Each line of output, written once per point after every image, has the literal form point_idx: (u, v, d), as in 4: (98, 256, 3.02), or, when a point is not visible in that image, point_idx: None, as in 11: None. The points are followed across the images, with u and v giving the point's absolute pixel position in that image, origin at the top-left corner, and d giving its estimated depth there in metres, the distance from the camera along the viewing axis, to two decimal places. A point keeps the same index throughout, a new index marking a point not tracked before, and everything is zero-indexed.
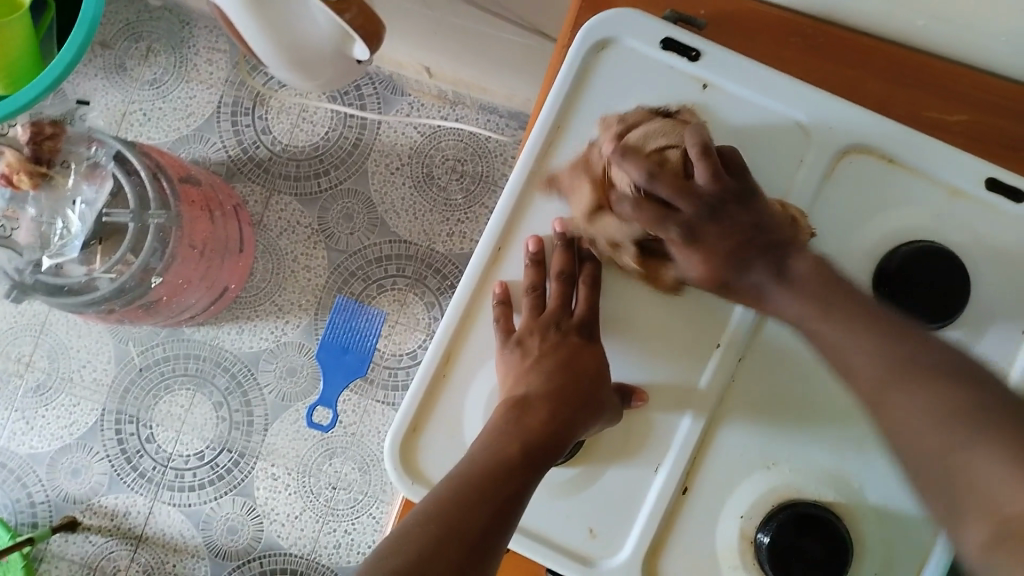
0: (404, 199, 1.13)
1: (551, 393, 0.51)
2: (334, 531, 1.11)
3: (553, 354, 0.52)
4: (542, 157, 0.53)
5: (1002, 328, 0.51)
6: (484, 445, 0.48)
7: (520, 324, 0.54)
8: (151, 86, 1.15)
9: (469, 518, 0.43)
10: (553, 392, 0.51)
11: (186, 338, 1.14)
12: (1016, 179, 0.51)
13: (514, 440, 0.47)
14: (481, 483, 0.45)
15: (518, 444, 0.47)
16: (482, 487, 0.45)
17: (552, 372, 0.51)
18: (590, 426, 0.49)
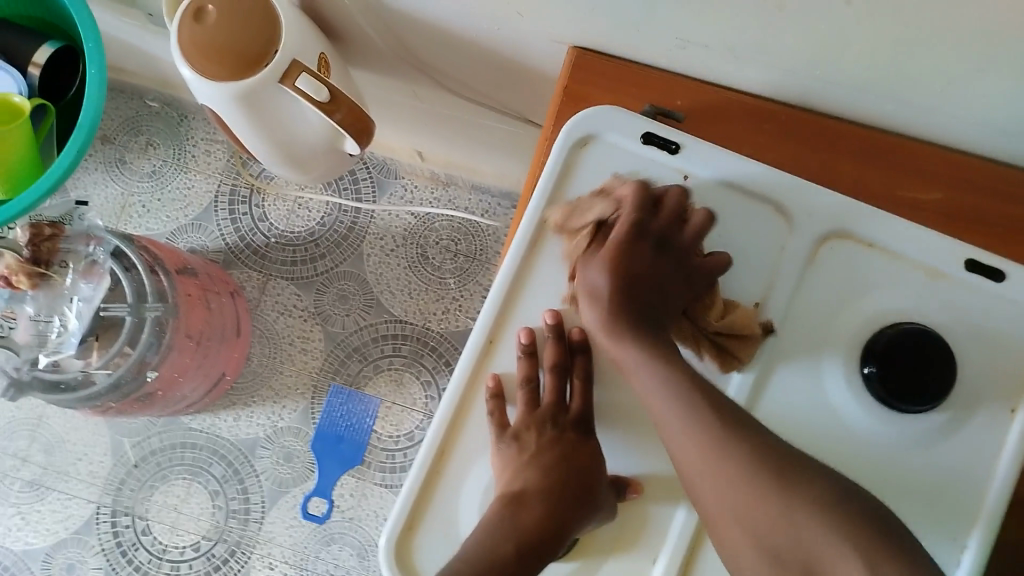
0: (399, 279, 1.15)
1: (546, 488, 0.50)
2: None
3: (551, 448, 0.51)
4: (530, 250, 0.54)
5: (992, 406, 0.51)
6: (474, 544, 0.47)
7: (514, 417, 0.54)
8: (149, 178, 1.17)
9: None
10: (548, 488, 0.50)
11: (182, 427, 1.14)
12: (994, 258, 0.52)
13: (507, 540, 0.47)
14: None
15: (511, 541, 0.47)
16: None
17: (548, 468, 0.51)
18: (585, 521, 0.49)
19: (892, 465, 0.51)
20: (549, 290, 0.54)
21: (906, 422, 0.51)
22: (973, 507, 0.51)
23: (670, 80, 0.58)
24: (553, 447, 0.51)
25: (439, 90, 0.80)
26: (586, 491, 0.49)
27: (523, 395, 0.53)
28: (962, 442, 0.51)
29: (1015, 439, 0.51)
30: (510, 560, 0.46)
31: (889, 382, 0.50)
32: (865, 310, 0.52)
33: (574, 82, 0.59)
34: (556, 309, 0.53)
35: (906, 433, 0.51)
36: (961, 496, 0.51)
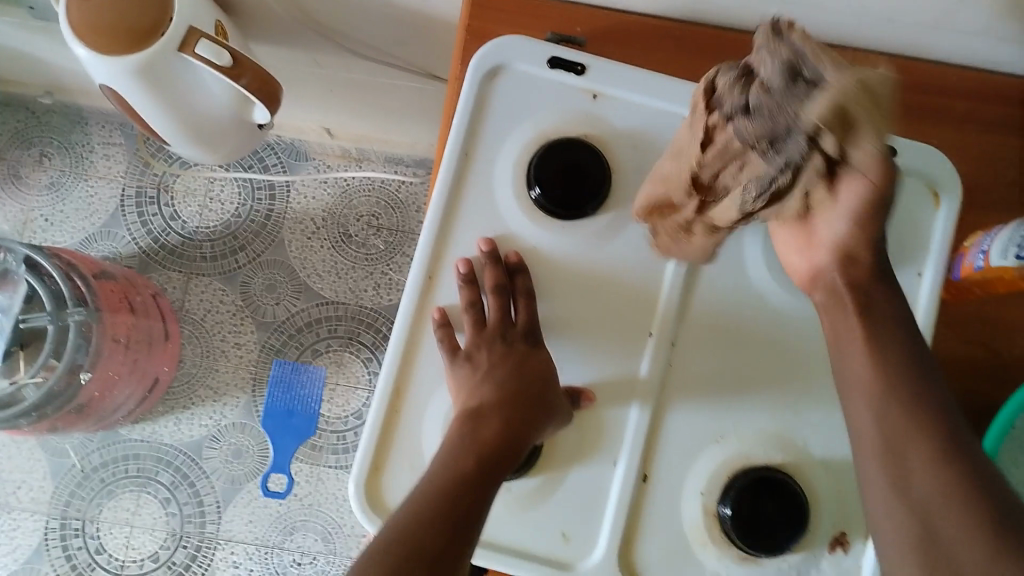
0: (325, 261, 1.14)
1: (503, 402, 0.52)
2: None
3: (502, 364, 0.53)
4: (456, 185, 0.55)
5: (902, 272, 0.55)
6: (439, 464, 0.49)
7: (464, 342, 0.55)
8: (49, 190, 1.13)
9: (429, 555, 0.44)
10: (504, 400, 0.52)
11: (122, 439, 1.11)
12: (886, 137, 0.55)
13: (468, 458, 0.48)
14: (437, 509, 0.46)
15: (471, 459, 0.48)
16: (439, 518, 0.46)
17: (503, 381, 0.53)
18: (544, 430, 0.51)
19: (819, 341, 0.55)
20: (480, 221, 0.56)
21: None
22: None
23: (568, 8, 0.60)
24: (504, 362, 0.53)
25: (340, 53, 0.79)
26: (540, 403, 0.51)
27: (468, 319, 0.55)
28: None
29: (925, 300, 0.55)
30: (477, 475, 0.48)
31: None
32: None
33: (475, 19, 0.60)
34: (489, 237, 0.55)
35: None
36: None
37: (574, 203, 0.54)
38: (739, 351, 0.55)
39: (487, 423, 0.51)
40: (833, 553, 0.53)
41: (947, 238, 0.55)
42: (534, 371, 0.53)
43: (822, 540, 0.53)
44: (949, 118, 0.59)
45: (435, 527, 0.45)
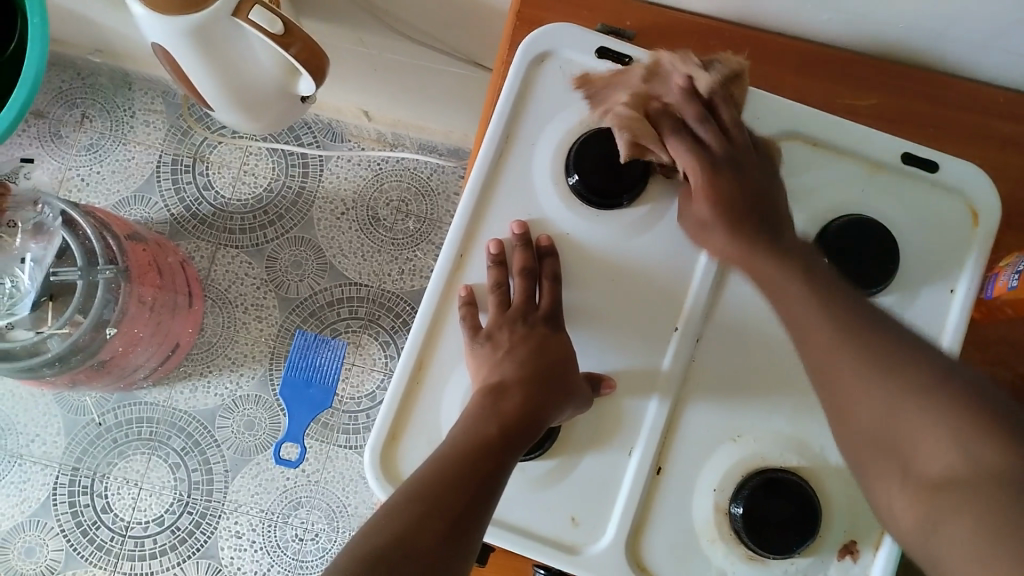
0: (351, 242, 1.15)
1: (525, 377, 0.53)
2: None
3: (523, 344, 0.53)
4: (495, 166, 0.56)
5: (933, 287, 0.55)
6: (463, 427, 0.51)
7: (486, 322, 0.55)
8: (87, 151, 1.15)
9: (447, 516, 0.46)
10: (528, 376, 0.53)
11: (138, 401, 1.12)
12: (927, 151, 0.55)
13: (490, 426, 0.50)
14: (457, 472, 0.48)
15: (496, 424, 0.50)
16: (458, 483, 0.47)
17: (524, 360, 0.53)
18: (563, 410, 0.51)
19: None
20: (516, 203, 0.56)
21: None
22: None
23: (619, 3, 0.61)
24: (527, 342, 0.53)
25: (385, 33, 0.80)
26: (560, 381, 0.52)
27: (493, 299, 0.55)
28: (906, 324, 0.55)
29: (955, 316, 0.55)
30: (495, 446, 0.49)
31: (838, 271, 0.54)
32: (810, 208, 0.56)
33: (527, 6, 0.60)
34: (522, 220, 0.56)
35: None
36: None
37: (612, 195, 0.54)
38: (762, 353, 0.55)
39: (508, 398, 0.52)
40: (840, 559, 0.53)
41: (981, 257, 0.55)
42: (556, 351, 0.54)
43: (831, 546, 0.53)
44: (988, 138, 0.60)
45: (454, 491, 0.47)
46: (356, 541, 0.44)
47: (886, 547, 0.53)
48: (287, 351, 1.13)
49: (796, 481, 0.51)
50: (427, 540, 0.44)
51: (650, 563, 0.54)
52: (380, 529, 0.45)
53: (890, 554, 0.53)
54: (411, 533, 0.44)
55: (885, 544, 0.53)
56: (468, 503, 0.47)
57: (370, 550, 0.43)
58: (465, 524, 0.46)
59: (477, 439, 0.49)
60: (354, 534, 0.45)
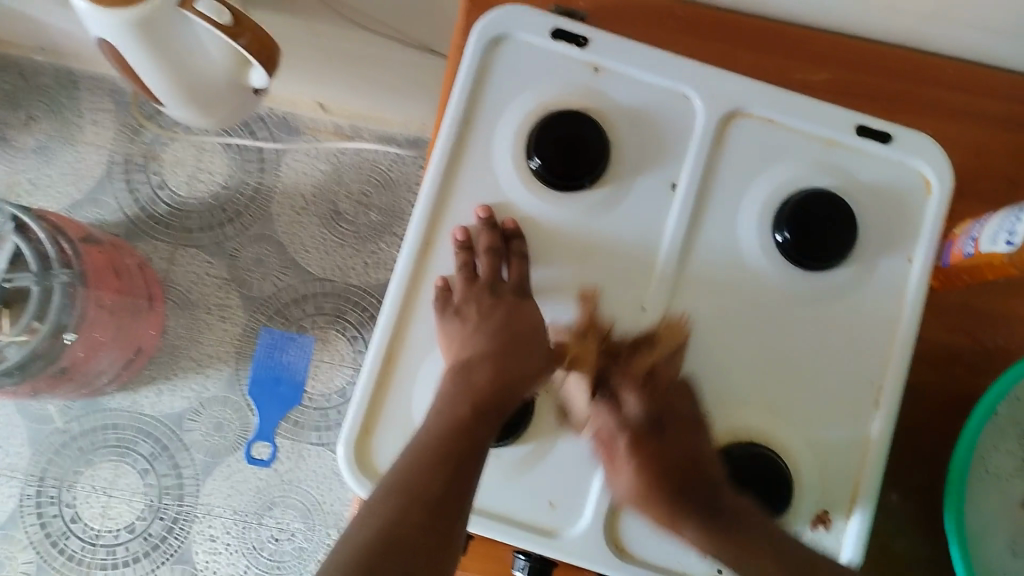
0: (313, 237, 1.13)
1: (496, 349, 0.54)
2: None
3: (494, 316, 0.54)
4: (455, 152, 0.55)
5: (893, 257, 0.56)
6: (433, 412, 0.50)
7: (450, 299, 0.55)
8: (36, 155, 1.12)
9: (431, 511, 0.46)
10: (500, 350, 0.54)
11: (102, 408, 1.10)
12: (881, 123, 0.56)
13: (465, 411, 0.50)
14: (436, 465, 0.47)
15: (469, 404, 0.50)
16: (437, 474, 0.47)
17: (496, 331, 0.54)
18: (537, 381, 0.53)
19: (806, 322, 0.55)
20: (478, 189, 0.56)
21: (816, 280, 0.55)
22: (883, 349, 0.56)
23: None
24: (494, 312, 0.54)
25: (339, 23, 0.79)
26: (527, 357, 0.53)
27: (458, 277, 0.55)
28: (867, 295, 0.56)
29: (915, 285, 0.56)
30: (469, 433, 0.49)
31: (800, 245, 0.54)
32: (771, 183, 0.56)
33: None
34: (487, 205, 0.55)
35: (816, 290, 0.55)
36: (875, 343, 0.56)
37: (574, 177, 0.54)
38: (728, 328, 0.55)
39: (478, 372, 0.52)
40: (814, 529, 0.54)
41: (938, 226, 0.56)
42: (525, 324, 0.54)
43: (804, 516, 0.54)
44: (941, 109, 0.60)
45: (434, 484, 0.47)
46: (341, 548, 0.45)
47: (859, 516, 0.54)
48: (254, 349, 1.12)
49: (765, 454, 0.53)
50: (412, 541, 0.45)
51: (628, 543, 0.55)
52: (363, 530, 0.46)
53: (864, 522, 0.54)
54: (395, 530, 0.45)
55: (858, 512, 0.54)
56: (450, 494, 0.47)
57: (356, 558, 0.44)
58: (448, 518, 0.46)
59: (449, 428, 0.49)
60: (340, 537, 0.46)
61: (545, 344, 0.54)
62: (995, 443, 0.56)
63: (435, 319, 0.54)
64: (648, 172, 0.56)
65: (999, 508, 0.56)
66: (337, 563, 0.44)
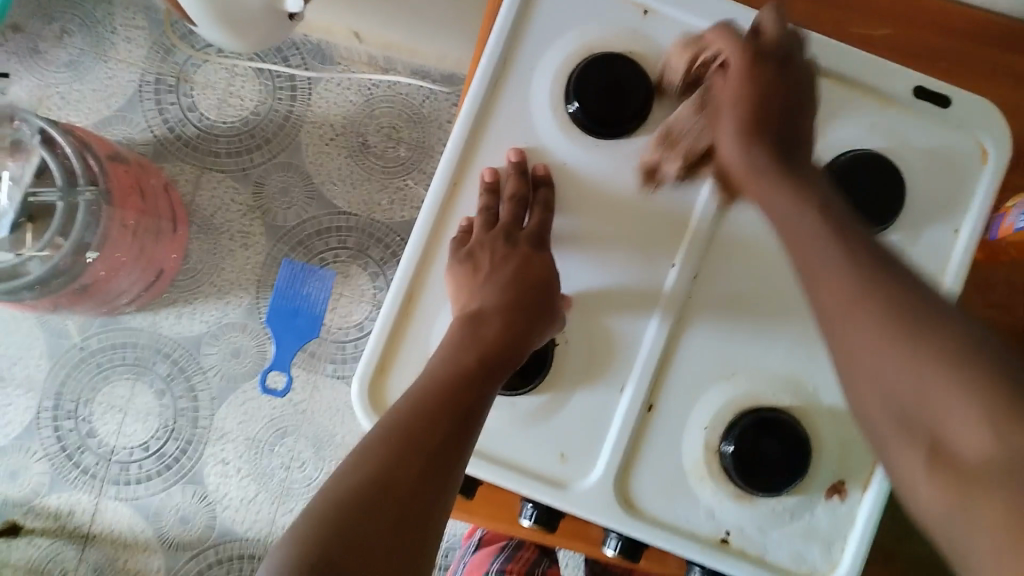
0: (340, 169, 1.12)
1: (504, 305, 0.51)
2: (291, 511, 1.11)
3: (505, 265, 0.52)
4: (492, 89, 0.53)
5: (938, 228, 0.54)
6: (443, 358, 0.50)
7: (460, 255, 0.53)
8: (66, 68, 1.10)
9: (427, 454, 0.45)
10: (508, 305, 0.51)
11: (122, 327, 1.11)
12: (941, 86, 0.53)
13: (470, 355, 0.49)
14: (436, 409, 0.47)
15: (475, 354, 0.49)
16: (436, 418, 0.46)
17: (506, 284, 0.52)
18: (547, 330, 0.51)
19: None
20: (512, 129, 0.54)
21: None
22: None
23: None
24: (506, 265, 0.52)
25: None
26: (538, 316, 0.51)
27: (478, 220, 0.53)
28: (906, 265, 0.54)
29: (959, 258, 0.53)
30: (474, 378, 0.48)
31: (842, 209, 0.52)
32: (817, 142, 0.53)
33: None
34: (519, 147, 0.54)
35: None
36: None
37: (613, 123, 0.52)
38: (758, 288, 0.54)
39: (488, 325, 0.50)
40: (828, 499, 0.53)
41: (988, 199, 0.53)
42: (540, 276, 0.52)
43: (819, 486, 0.53)
44: (1004, 77, 0.57)
45: (432, 427, 0.46)
46: (332, 482, 0.44)
47: (875, 489, 0.53)
48: (275, 279, 1.11)
49: (785, 420, 0.51)
50: (405, 480, 0.44)
51: (639, 499, 0.53)
52: (359, 465, 0.44)
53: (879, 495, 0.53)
54: (391, 468, 0.44)
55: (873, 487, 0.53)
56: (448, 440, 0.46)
57: (343, 490, 0.43)
58: (444, 463, 0.45)
59: (448, 375, 0.48)
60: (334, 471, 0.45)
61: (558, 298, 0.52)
62: None
63: (449, 260, 0.53)
64: None
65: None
66: (325, 502, 0.43)
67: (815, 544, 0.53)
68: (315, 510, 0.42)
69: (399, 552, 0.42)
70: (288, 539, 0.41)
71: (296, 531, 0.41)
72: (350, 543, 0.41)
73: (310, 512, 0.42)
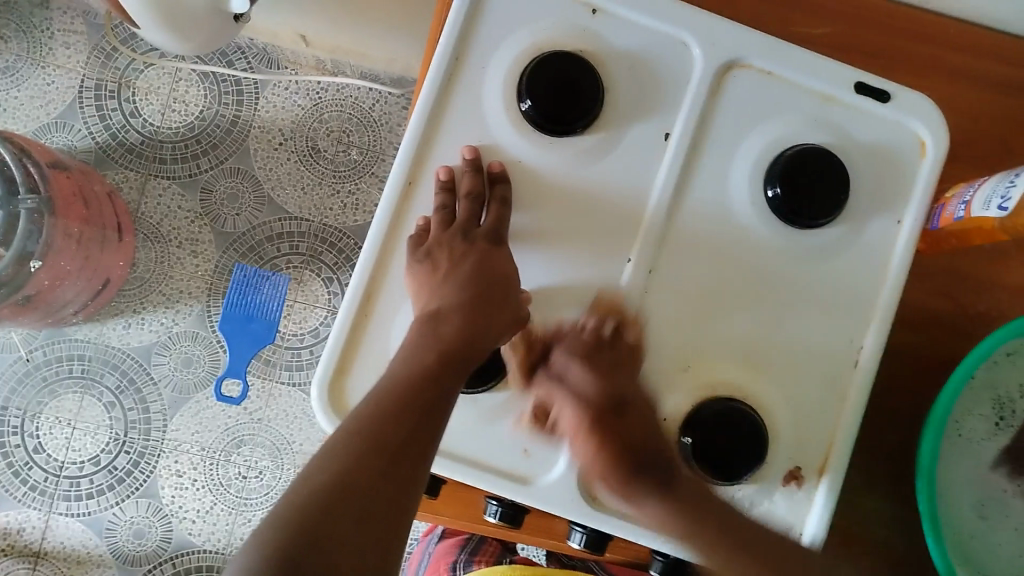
0: (290, 174, 1.11)
1: (463, 303, 0.52)
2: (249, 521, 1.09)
3: (465, 260, 0.53)
4: (445, 89, 0.54)
5: (881, 219, 0.56)
6: (402, 357, 0.50)
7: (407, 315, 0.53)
8: (3, 74, 1.08)
9: (389, 458, 0.45)
10: (466, 302, 0.52)
11: (68, 338, 1.08)
12: (879, 81, 0.55)
13: (431, 357, 0.49)
14: (398, 412, 0.47)
15: (434, 353, 0.49)
16: (398, 421, 0.46)
17: (467, 280, 0.53)
18: (507, 327, 0.51)
19: (791, 280, 0.55)
20: (465, 128, 0.54)
21: (803, 238, 0.55)
22: (866, 311, 0.56)
23: None
24: (465, 262, 0.53)
25: None
26: (498, 314, 0.51)
27: (435, 218, 0.53)
28: (852, 255, 0.56)
29: (901, 246, 0.55)
30: (436, 379, 0.48)
31: (790, 203, 0.54)
32: (763, 139, 0.55)
33: None
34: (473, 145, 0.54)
35: (802, 248, 0.55)
36: (858, 303, 0.56)
37: (566, 122, 0.53)
38: (713, 280, 0.55)
39: (447, 323, 0.51)
40: (785, 485, 0.55)
41: (928, 190, 0.55)
42: (499, 272, 0.52)
43: (775, 472, 0.55)
44: (940, 72, 0.60)
45: (394, 431, 0.46)
46: (294, 488, 0.44)
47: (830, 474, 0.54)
48: (227, 285, 1.10)
49: (743, 411, 0.52)
50: (368, 485, 0.44)
51: (602, 492, 0.54)
52: (318, 471, 0.44)
53: (834, 480, 0.54)
54: (351, 472, 0.44)
55: (828, 473, 0.55)
56: (411, 442, 0.46)
57: (306, 497, 0.42)
58: (407, 467, 0.45)
59: (410, 376, 0.48)
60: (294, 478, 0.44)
61: (518, 293, 0.52)
62: (969, 407, 0.57)
63: (407, 262, 0.53)
64: (643, 120, 0.55)
65: (968, 470, 0.57)
66: (286, 508, 0.42)
67: (772, 530, 0.55)
68: (279, 517, 0.42)
69: (364, 557, 0.42)
70: (251, 548, 0.41)
71: (260, 539, 0.41)
72: (316, 549, 0.41)
73: (273, 518, 0.42)
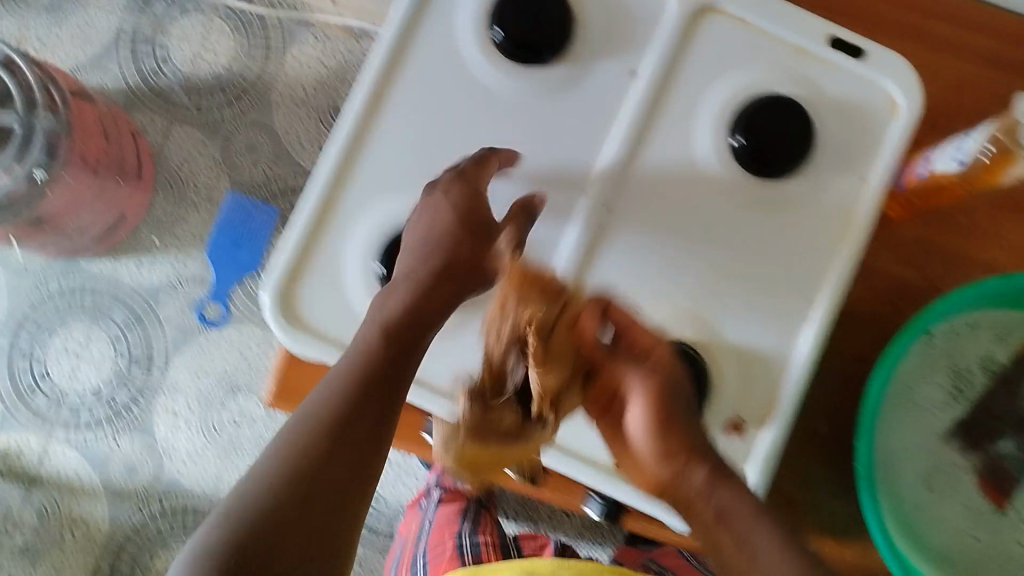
0: (309, 132, 1.13)
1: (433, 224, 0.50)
2: (237, 468, 1.11)
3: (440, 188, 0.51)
4: (417, 11, 0.55)
5: (845, 176, 0.55)
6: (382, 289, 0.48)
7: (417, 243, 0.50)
8: (48, 14, 1.13)
9: (356, 429, 0.42)
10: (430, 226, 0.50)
11: (82, 271, 1.12)
12: (854, 36, 0.55)
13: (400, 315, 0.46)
14: (364, 374, 0.44)
15: (405, 277, 0.48)
16: (364, 385, 0.44)
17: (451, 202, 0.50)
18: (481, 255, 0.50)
19: (751, 230, 0.55)
20: (434, 52, 0.55)
21: (765, 187, 0.55)
22: (822, 267, 0.55)
23: None
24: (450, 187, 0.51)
25: None
26: (479, 271, 0.50)
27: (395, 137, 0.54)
28: (813, 209, 0.55)
29: (865, 205, 0.55)
30: (399, 342, 0.46)
31: (752, 150, 0.54)
32: (731, 85, 0.55)
33: None
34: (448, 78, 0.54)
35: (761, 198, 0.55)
36: (814, 257, 0.55)
37: (532, 49, 0.54)
38: (670, 222, 0.55)
39: (419, 281, 0.48)
40: (727, 435, 0.54)
41: (895, 150, 0.55)
42: (472, 216, 0.50)
43: (718, 419, 0.54)
44: (925, 40, 0.59)
45: (361, 398, 0.43)
46: (281, 446, 0.41)
47: (770, 426, 0.54)
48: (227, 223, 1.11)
49: (689, 356, 0.53)
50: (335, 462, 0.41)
51: None
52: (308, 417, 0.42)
53: (773, 432, 0.54)
54: (339, 410, 0.42)
55: (771, 424, 0.54)
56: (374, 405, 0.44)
57: (297, 454, 0.41)
58: (371, 433, 0.43)
59: (372, 336, 0.45)
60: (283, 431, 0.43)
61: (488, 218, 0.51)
62: (922, 367, 0.57)
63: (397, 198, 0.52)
64: (609, 58, 0.55)
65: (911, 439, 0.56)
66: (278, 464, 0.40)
67: None
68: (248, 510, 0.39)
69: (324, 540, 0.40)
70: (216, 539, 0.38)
71: (251, 504, 0.39)
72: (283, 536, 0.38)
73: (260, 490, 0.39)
